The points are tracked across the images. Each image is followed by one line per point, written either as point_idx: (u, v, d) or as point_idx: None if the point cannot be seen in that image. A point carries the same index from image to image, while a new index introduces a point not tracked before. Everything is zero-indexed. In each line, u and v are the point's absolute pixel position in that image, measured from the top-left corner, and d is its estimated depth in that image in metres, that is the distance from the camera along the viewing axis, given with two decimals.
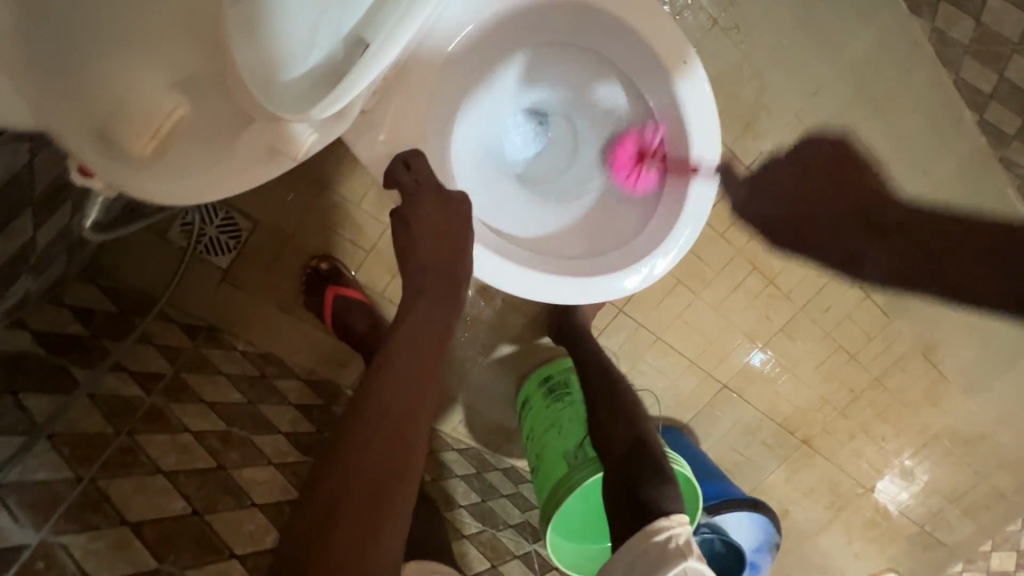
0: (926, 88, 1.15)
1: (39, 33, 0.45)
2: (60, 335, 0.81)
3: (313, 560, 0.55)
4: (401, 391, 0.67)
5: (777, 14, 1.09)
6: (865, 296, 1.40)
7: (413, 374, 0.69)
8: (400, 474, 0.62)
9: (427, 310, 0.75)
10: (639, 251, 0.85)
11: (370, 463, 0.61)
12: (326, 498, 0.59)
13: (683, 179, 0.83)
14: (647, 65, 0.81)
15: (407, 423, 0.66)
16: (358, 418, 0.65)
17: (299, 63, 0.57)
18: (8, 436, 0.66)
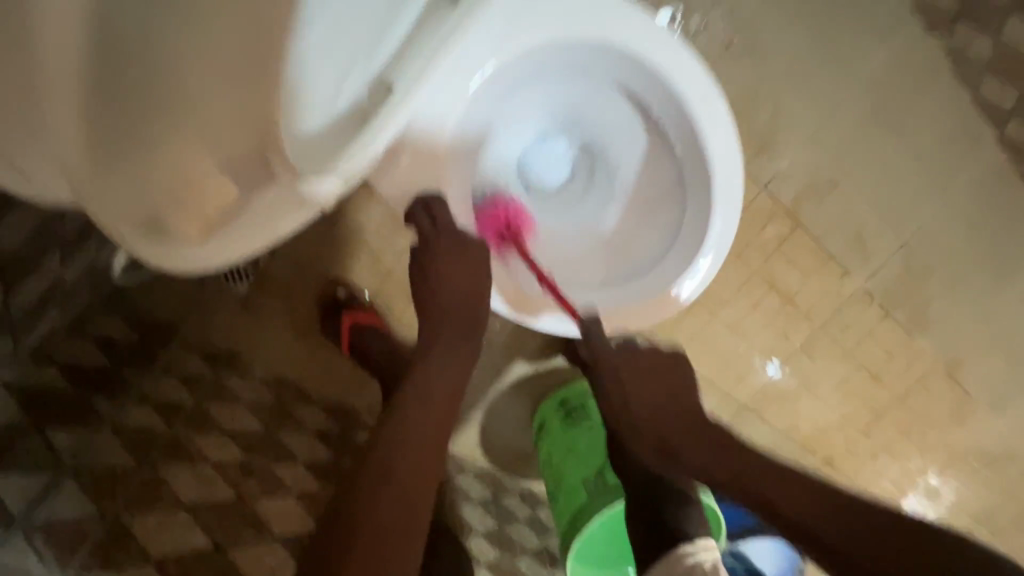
0: (946, 106, 1.15)
1: (106, 122, 0.52)
2: (84, 368, 0.82)
3: None
4: (414, 439, 0.67)
5: (791, 35, 1.09)
6: (886, 314, 1.38)
7: (426, 422, 0.69)
8: (410, 527, 0.60)
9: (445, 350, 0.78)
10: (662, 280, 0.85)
11: (390, 500, 0.61)
12: (343, 530, 0.58)
13: (704, 208, 0.84)
14: (664, 99, 0.81)
15: (420, 471, 0.65)
16: (368, 463, 0.64)
17: (326, 113, 0.56)
18: (34, 473, 0.65)
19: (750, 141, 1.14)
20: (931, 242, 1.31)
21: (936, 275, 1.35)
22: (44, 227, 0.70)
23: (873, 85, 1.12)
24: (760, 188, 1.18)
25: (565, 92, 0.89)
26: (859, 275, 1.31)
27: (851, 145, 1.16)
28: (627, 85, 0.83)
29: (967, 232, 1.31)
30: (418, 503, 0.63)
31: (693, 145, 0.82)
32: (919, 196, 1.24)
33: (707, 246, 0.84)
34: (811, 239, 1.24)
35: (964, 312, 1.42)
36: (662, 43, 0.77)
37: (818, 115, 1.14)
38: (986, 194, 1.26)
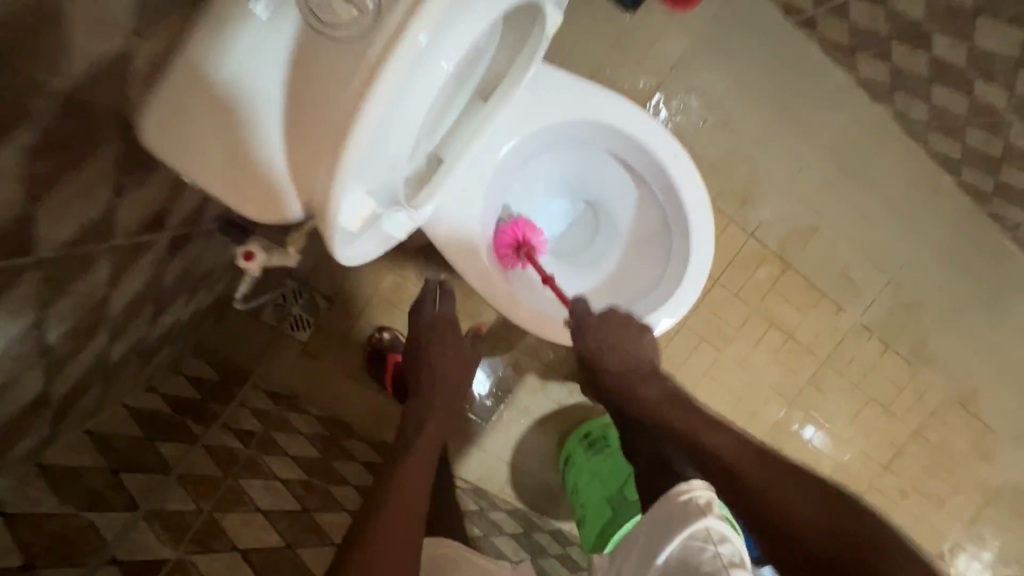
0: (902, 159, 1.33)
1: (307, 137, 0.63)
2: (181, 399, 0.98)
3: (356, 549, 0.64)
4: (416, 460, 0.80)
5: (757, 108, 1.27)
6: (887, 348, 1.48)
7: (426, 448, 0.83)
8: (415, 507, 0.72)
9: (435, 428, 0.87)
10: (659, 301, 0.99)
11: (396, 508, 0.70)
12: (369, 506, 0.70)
13: (686, 243, 0.99)
14: (646, 161, 0.99)
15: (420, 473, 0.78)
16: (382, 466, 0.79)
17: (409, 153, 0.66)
18: (149, 472, 0.80)
19: (734, 196, 1.31)
20: (916, 277, 1.43)
21: (928, 308, 1.46)
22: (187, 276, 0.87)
23: (834, 144, 1.30)
24: (749, 236, 1.33)
25: (569, 160, 1.08)
26: (853, 311, 1.43)
27: (824, 195, 1.33)
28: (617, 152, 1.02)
29: (949, 269, 1.44)
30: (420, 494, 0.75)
31: (675, 196, 0.99)
32: (896, 238, 1.39)
33: (695, 269, 0.98)
34: (802, 278, 1.38)
35: (963, 343, 1.51)
36: (643, 122, 0.96)
37: (790, 171, 1.31)
38: (959, 233, 1.41)
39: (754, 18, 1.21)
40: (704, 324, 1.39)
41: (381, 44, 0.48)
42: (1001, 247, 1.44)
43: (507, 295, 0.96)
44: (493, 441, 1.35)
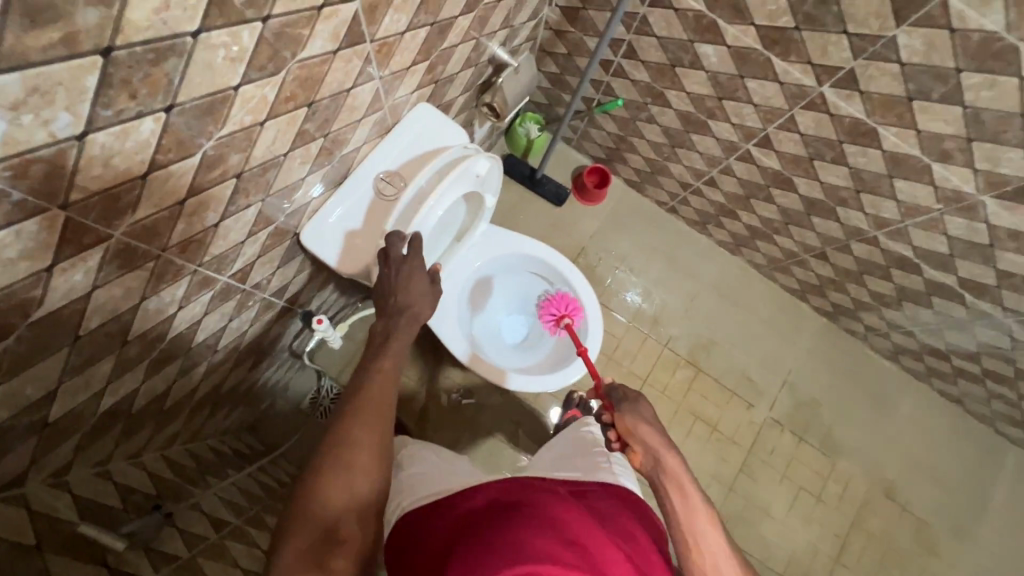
0: (763, 292, 1.88)
1: None
2: (238, 451, 1.34)
3: (284, 550, 0.67)
4: (360, 439, 0.76)
5: (653, 260, 1.85)
6: (800, 439, 1.79)
7: (365, 429, 0.77)
8: (356, 499, 0.72)
9: (363, 415, 0.78)
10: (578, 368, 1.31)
11: (363, 527, 0.71)
12: (298, 510, 0.70)
13: (588, 313, 1.35)
14: (553, 268, 1.38)
15: (368, 456, 0.75)
16: (323, 447, 0.75)
17: None
18: (222, 479, 1.15)
19: (647, 318, 1.81)
20: (806, 380, 1.83)
21: (824, 405, 1.82)
22: (275, 357, 1.33)
23: (712, 282, 1.86)
24: (663, 347, 1.80)
25: (506, 277, 1.44)
26: (761, 407, 1.79)
27: (714, 316, 1.84)
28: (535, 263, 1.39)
29: (832, 374, 1.85)
30: (363, 479, 0.74)
31: (575, 284, 1.37)
32: (779, 348, 1.84)
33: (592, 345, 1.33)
34: (712, 379, 1.79)
35: (867, 436, 1.82)
36: (555, 255, 1.36)
37: (685, 302, 1.84)
38: (827, 344, 1.87)
39: (638, 207, 1.88)
40: None
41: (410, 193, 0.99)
42: (864, 355, 1.88)
43: (478, 361, 1.28)
44: None
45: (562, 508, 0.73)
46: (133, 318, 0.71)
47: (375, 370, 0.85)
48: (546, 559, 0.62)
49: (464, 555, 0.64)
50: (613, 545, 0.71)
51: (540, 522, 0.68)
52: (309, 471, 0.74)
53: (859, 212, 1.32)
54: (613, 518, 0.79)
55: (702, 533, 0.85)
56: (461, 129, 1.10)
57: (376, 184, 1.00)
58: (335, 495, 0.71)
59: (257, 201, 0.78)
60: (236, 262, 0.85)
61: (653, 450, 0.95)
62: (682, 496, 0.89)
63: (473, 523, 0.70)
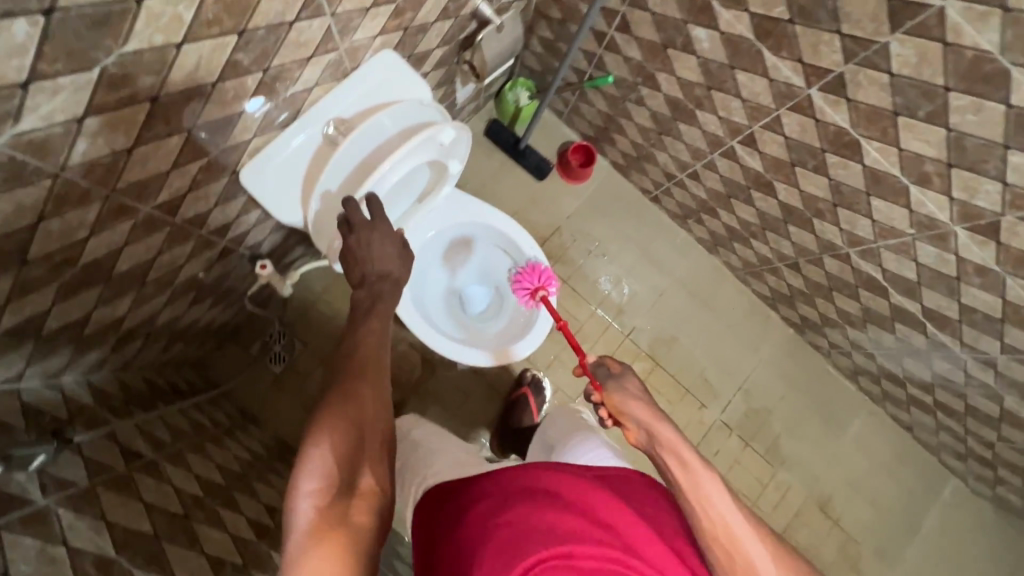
0: (734, 294, 1.85)
1: None
2: (176, 386, 1.34)
3: (303, 506, 0.61)
4: (367, 391, 0.73)
5: (627, 248, 1.82)
6: (746, 445, 1.80)
7: (371, 382, 0.75)
8: (369, 451, 0.69)
9: (364, 362, 0.78)
10: (531, 345, 1.29)
11: (376, 477, 0.68)
12: (310, 464, 0.64)
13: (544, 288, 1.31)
14: (513, 240, 1.34)
15: (380, 408, 0.73)
16: (329, 403, 0.71)
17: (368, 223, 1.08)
18: (149, 411, 1.14)
19: (613, 306, 1.79)
20: (762, 387, 1.83)
21: (776, 414, 1.83)
22: (222, 297, 1.30)
23: (683, 278, 1.83)
24: (625, 337, 1.78)
25: (467, 248, 1.40)
26: (713, 409, 1.79)
27: (679, 313, 1.81)
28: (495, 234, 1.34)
29: (788, 385, 1.85)
30: (377, 431, 0.71)
31: (534, 257, 1.33)
32: (740, 352, 1.83)
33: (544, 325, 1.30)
34: (669, 375, 1.78)
35: (812, 450, 1.83)
36: (520, 228, 1.32)
37: (654, 294, 1.81)
38: (789, 354, 1.86)
39: (621, 193, 1.83)
40: None
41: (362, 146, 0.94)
42: (823, 370, 1.87)
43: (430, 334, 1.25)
44: None
45: (580, 489, 0.80)
46: (32, 236, 0.67)
47: (364, 329, 0.83)
48: (573, 539, 0.69)
49: (502, 531, 0.71)
50: (636, 522, 0.76)
51: (563, 505, 0.75)
52: (315, 426, 0.68)
53: (834, 226, 1.28)
54: (635, 496, 0.84)
55: (708, 499, 0.80)
56: (427, 85, 1.04)
57: (326, 131, 0.95)
58: (343, 442, 0.67)
59: (182, 130, 0.74)
60: (160, 193, 0.81)
61: (646, 423, 0.92)
62: (683, 463, 0.84)
63: (491, 512, 0.75)
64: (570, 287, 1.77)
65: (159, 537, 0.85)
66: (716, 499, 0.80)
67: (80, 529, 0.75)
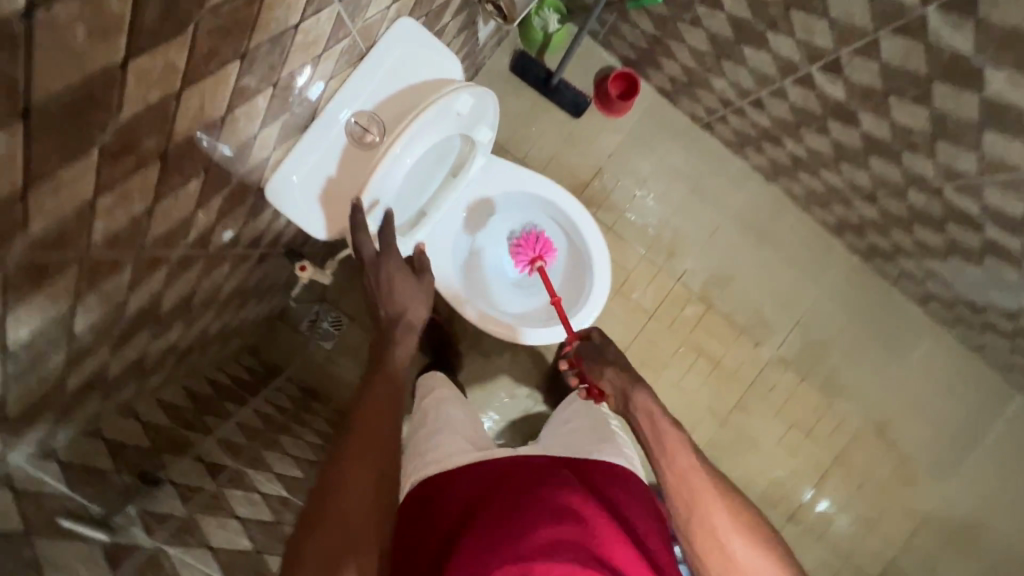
0: (793, 224, 1.71)
1: None
2: (238, 379, 1.37)
3: None
4: (361, 466, 0.72)
5: (675, 185, 1.66)
6: (802, 379, 1.77)
7: (369, 452, 0.73)
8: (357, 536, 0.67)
9: (377, 409, 0.78)
10: (575, 327, 1.22)
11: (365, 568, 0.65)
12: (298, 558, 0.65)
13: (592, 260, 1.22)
14: (562, 209, 1.23)
15: (376, 485, 0.71)
16: (324, 484, 0.71)
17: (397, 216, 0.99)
18: (219, 416, 1.17)
19: (662, 249, 1.69)
20: (821, 319, 1.76)
21: (835, 345, 1.77)
22: (266, 293, 1.27)
23: (738, 212, 1.69)
24: (675, 281, 1.70)
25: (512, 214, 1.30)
26: (769, 346, 1.75)
27: (733, 251, 1.70)
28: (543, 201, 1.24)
29: (850, 314, 1.76)
30: (370, 515, 0.69)
31: (583, 227, 1.22)
32: (798, 286, 1.74)
33: (589, 313, 1.22)
34: (722, 316, 1.72)
35: (872, 377, 1.79)
36: (570, 198, 1.21)
37: (706, 233, 1.69)
38: (850, 283, 1.75)
39: (668, 122, 1.64)
40: (642, 350, 1.71)
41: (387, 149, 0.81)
42: (887, 295, 1.77)
43: (473, 310, 1.19)
44: None
45: (576, 501, 0.77)
46: (74, 315, 0.63)
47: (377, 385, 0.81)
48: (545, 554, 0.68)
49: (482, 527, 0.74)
50: (626, 540, 0.74)
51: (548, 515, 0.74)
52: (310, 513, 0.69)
53: (928, 160, 1.12)
54: (620, 497, 0.86)
55: (670, 456, 0.86)
56: (456, 58, 0.89)
57: (348, 129, 0.83)
58: (329, 533, 0.66)
59: (198, 172, 0.65)
60: (189, 234, 0.74)
61: (621, 388, 0.99)
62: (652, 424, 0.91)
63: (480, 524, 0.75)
64: (615, 234, 1.67)
65: (260, 551, 0.91)
66: (677, 456, 0.86)
67: (190, 565, 0.80)
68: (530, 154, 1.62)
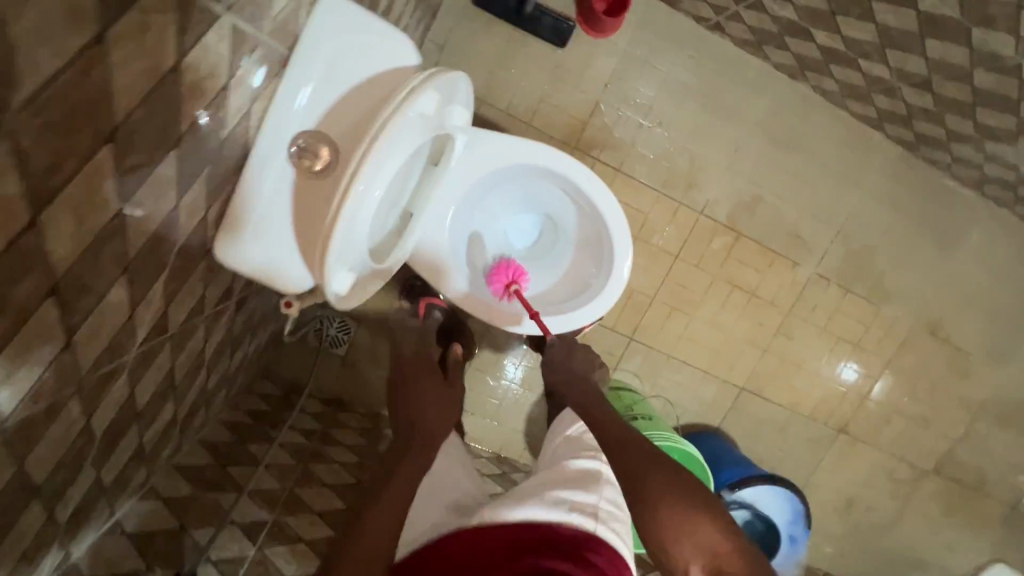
0: (826, 124, 1.50)
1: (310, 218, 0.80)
2: (257, 411, 1.29)
3: None
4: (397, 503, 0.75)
5: (687, 105, 1.44)
6: (846, 292, 1.64)
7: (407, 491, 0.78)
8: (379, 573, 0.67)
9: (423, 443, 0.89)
10: (588, 315, 1.11)
11: None
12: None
13: (610, 240, 1.09)
14: (574, 183, 1.07)
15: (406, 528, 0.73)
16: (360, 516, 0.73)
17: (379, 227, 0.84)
18: (243, 464, 1.11)
19: (680, 181, 1.50)
20: (863, 225, 1.59)
21: (880, 250, 1.62)
22: (260, 323, 1.16)
23: (761, 123, 1.47)
24: (699, 213, 1.53)
25: (519, 185, 1.14)
26: (808, 264, 1.61)
27: (759, 168, 1.51)
28: (551, 174, 1.07)
29: (895, 214, 1.59)
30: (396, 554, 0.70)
31: (598, 203, 1.07)
32: (835, 193, 1.55)
33: (609, 293, 1.10)
34: (753, 242, 1.57)
35: (923, 276, 1.65)
36: (580, 166, 1.05)
37: (727, 153, 1.49)
38: (894, 179, 1.56)
39: (670, 29, 1.38)
40: (671, 294, 1.59)
41: (342, 184, 0.64)
42: (936, 185, 1.59)
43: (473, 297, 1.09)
44: (504, 412, 1.62)
45: None
46: (28, 473, 0.53)
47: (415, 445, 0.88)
48: None
49: None
50: None
51: None
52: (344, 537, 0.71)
53: (1010, 35, 0.90)
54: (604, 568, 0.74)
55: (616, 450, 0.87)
56: (407, 37, 0.71)
57: (291, 157, 0.67)
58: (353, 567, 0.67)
59: (116, 278, 0.51)
60: (136, 334, 0.62)
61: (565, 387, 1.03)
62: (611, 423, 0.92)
63: None
64: (625, 175, 1.48)
65: None
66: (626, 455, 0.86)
67: None
68: (515, 101, 1.40)
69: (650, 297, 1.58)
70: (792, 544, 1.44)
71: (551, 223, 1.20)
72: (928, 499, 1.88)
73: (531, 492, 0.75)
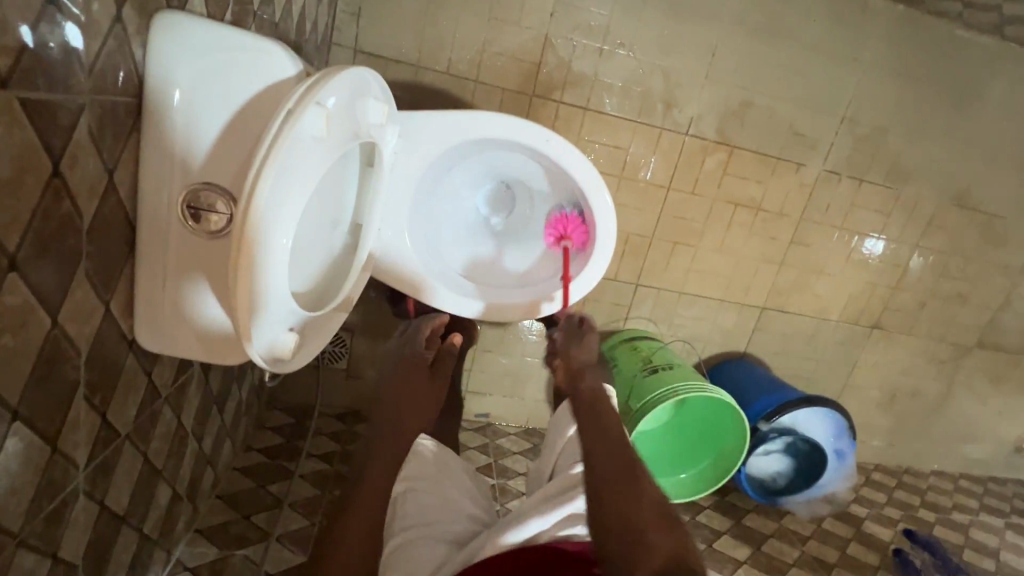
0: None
1: None
2: (271, 446, 1.26)
3: None
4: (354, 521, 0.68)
5: (648, 15, 1.26)
6: (861, 182, 1.50)
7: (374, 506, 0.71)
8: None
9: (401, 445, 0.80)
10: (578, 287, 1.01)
11: None
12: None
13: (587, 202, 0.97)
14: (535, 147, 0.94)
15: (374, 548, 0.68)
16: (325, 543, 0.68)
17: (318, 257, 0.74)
18: (266, 508, 1.09)
19: (657, 104, 1.34)
20: (869, 104, 1.42)
21: (892, 128, 1.45)
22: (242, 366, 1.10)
23: (735, 15, 1.28)
24: (684, 135, 1.37)
25: (477, 156, 1.01)
26: (814, 162, 1.45)
27: (743, 68, 1.33)
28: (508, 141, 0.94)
29: (905, 83, 1.41)
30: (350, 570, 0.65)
31: (567, 163, 0.94)
32: (834, 75, 1.37)
33: (601, 257, 0.99)
34: (750, 152, 1.41)
35: (944, 145, 1.49)
36: (534, 125, 0.91)
37: (704, 60, 1.31)
38: (898, 44, 1.37)
39: None
40: (670, 228, 1.47)
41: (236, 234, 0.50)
42: (947, 38, 1.39)
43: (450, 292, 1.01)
44: (523, 385, 1.57)
45: None
46: None
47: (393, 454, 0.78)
48: None
49: None
50: None
51: None
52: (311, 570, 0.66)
53: None
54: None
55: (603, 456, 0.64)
56: (282, 45, 0.59)
57: (188, 219, 0.58)
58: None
59: (12, 428, 0.44)
60: (76, 457, 0.55)
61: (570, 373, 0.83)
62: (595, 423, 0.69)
63: None
64: (595, 111, 1.32)
65: None
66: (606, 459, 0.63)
67: None
68: (454, 57, 1.24)
69: (648, 237, 1.47)
70: (840, 459, 1.44)
71: (524, 191, 1.08)
72: (974, 372, 1.80)
73: (534, 507, 0.71)
